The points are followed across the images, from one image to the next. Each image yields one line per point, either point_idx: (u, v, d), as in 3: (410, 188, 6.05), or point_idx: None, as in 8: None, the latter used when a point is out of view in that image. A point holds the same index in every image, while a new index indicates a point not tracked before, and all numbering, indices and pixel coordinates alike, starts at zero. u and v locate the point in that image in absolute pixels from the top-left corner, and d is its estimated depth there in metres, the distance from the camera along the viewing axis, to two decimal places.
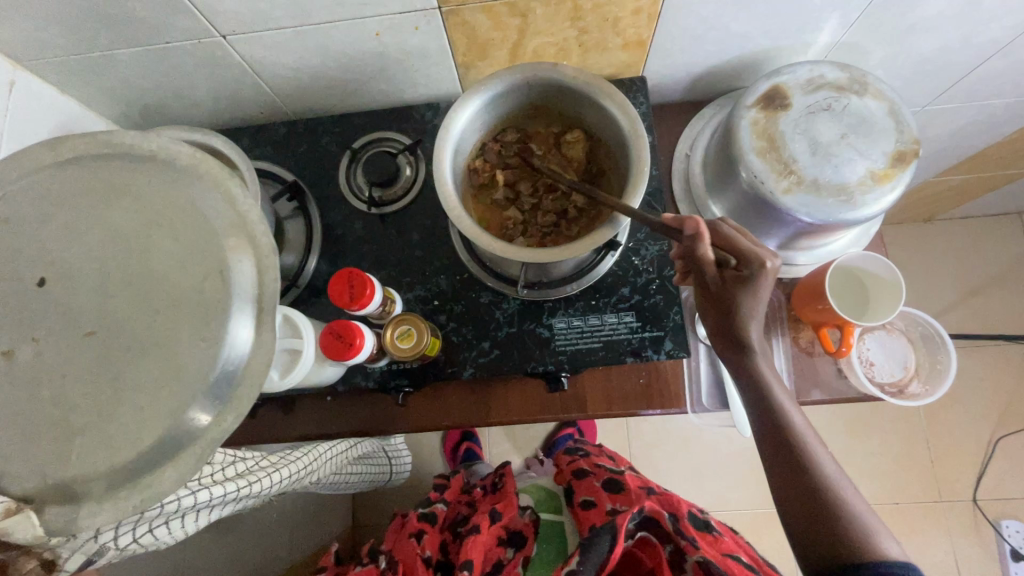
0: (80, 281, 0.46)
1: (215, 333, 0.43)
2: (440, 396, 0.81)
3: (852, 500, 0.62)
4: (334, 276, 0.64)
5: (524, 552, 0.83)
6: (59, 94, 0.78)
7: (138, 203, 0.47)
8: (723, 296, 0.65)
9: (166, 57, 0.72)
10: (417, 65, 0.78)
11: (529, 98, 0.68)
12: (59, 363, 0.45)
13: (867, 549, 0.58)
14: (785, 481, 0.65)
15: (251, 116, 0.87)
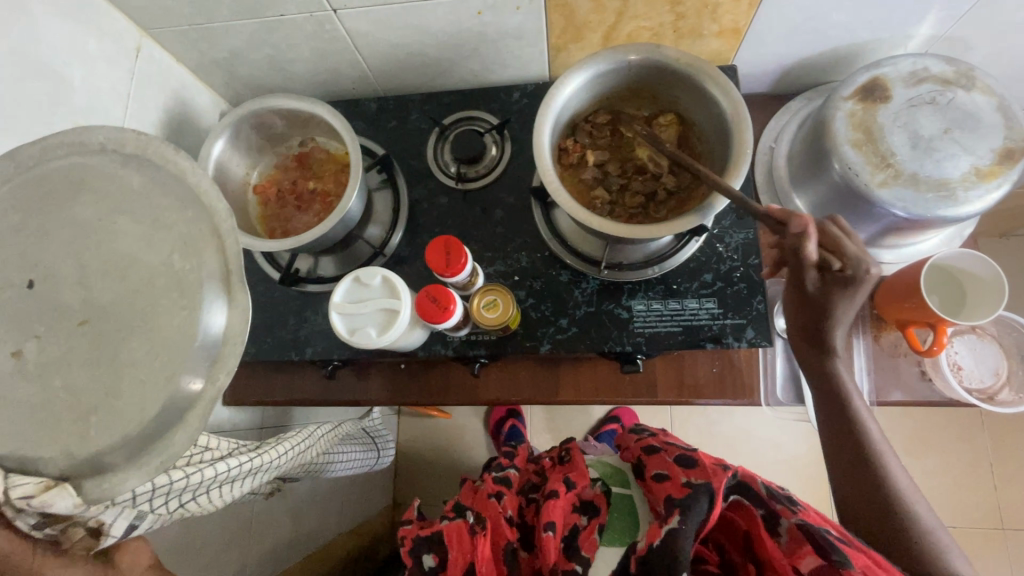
0: (132, 257, 0.47)
1: (190, 301, 0.45)
2: (513, 371, 0.84)
3: (923, 517, 0.63)
4: (431, 244, 0.66)
5: (599, 518, 0.84)
6: (175, 63, 0.82)
7: (101, 196, 0.49)
8: (819, 299, 0.64)
9: (277, 29, 0.75)
10: (511, 45, 0.80)
11: (627, 79, 0.69)
12: (63, 350, 0.47)
13: (938, 563, 0.59)
14: (851, 492, 0.67)
15: (344, 91, 0.90)
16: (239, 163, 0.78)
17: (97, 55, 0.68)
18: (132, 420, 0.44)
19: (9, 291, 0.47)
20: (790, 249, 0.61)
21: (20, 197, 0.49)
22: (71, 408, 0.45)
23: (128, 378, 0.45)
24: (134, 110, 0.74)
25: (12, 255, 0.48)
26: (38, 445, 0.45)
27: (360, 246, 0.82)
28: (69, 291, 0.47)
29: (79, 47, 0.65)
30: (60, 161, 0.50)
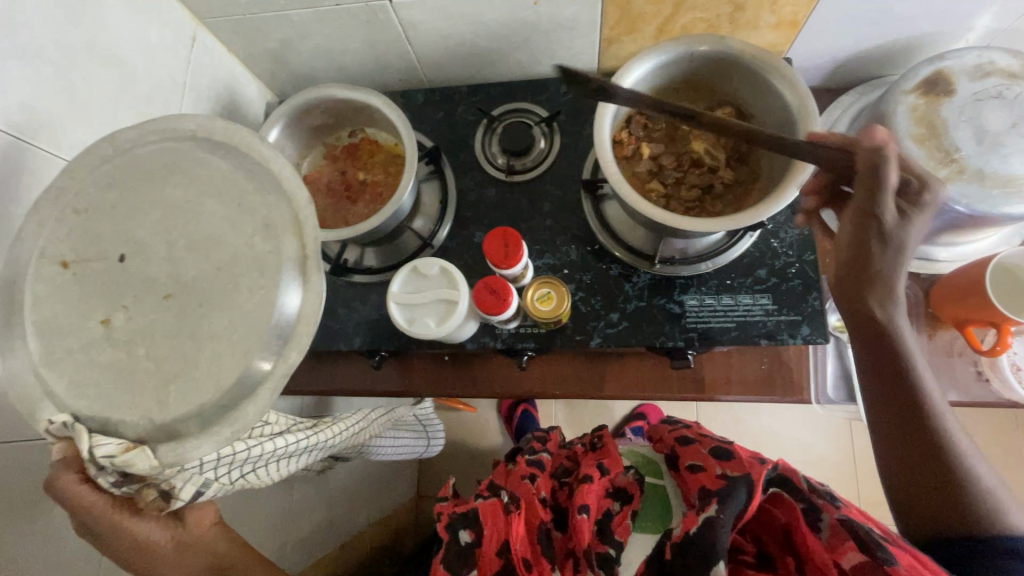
0: (209, 237, 0.48)
1: (270, 280, 0.46)
2: (558, 364, 0.83)
3: (980, 471, 0.59)
4: (489, 235, 0.65)
5: (632, 505, 0.83)
6: (226, 53, 0.82)
7: (191, 177, 0.49)
8: (894, 234, 0.56)
9: (330, 19, 0.75)
10: (564, 37, 0.79)
11: (686, 71, 0.67)
12: (147, 322, 0.47)
13: (996, 516, 0.57)
14: (915, 472, 0.60)
15: (390, 83, 0.90)
16: (290, 150, 0.79)
17: (158, 45, 0.68)
18: (209, 389, 0.45)
19: (102, 268, 0.48)
20: (870, 175, 0.55)
21: (114, 176, 0.50)
22: (154, 374, 0.46)
23: (206, 349, 0.46)
24: (190, 100, 0.75)
25: (105, 232, 0.49)
26: (123, 411, 0.46)
27: (407, 238, 0.82)
28: (157, 265, 0.48)
29: (142, 36, 0.65)
30: (136, 145, 0.51)
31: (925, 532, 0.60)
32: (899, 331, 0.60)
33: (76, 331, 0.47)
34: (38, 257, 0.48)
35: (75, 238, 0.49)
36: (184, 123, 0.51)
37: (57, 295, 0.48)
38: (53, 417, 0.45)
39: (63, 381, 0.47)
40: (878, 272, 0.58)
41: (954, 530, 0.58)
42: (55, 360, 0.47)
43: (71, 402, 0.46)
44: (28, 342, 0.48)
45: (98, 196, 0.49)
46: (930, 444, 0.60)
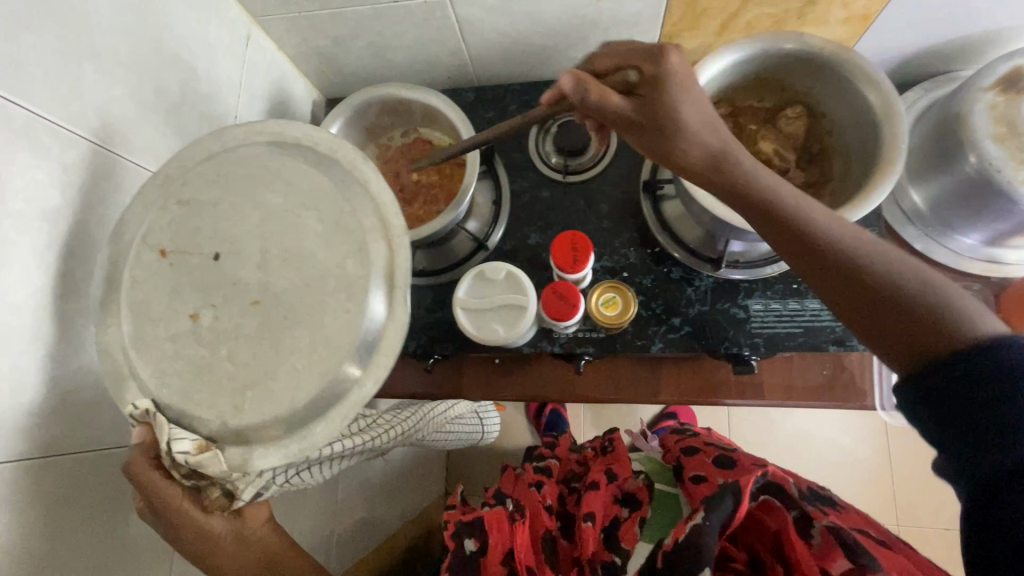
0: (288, 245, 0.47)
1: (358, 304, 0.45)
2: (613, 368, 0.82)
3: (906, 269, 0.43)
4: (556, 240, 0.64)
5: (641, 512, 0.73)
6: (276, 51, 0.80)
7: (292, 187, 0.48)
8: (653, 117, 0.50)
9: (386, 16, 0.73)
10: (623, 33, 0.77)
11: (758, 68, 0.65)
12: (233, 324, 0.46)
13: (933, 307, 0.41)
14: (903, 324, 0.42)
15: (438, 81, 0.89)
16: None
17: (215, 42, 0.66)
18: (283, 403, 0.44)
19: (197, 265, 0.47)
20: (597, 101, 0.51)
21: (218, 174, 0.49)
22: (232, 379, 0.45)
23: (285, 363, 0.45)
24: (246, 97, 0.74)
25: (206, 227, 0.48)
26: (202, 404, 0.45)
27: (460, 241, 0.80)
28: (248, 270, 0.47)
29: (202, 34, 0.64)
30: (242, 143, 0.51)
31: (908, 393, 0.42)
32: (737, 168, 0.49)
33: (166, 327, 0.47)
34: (140, 241, 0.48)
35: (177, 228, 0.48)
36: (288, 132, 0.51)
37: (151, 282, 0.47)
38: (137, 402, 0.45)
39: (148, 370, 0.46)
40: (686, 124, 0.49)
41: (946, 372, 0.39)
42: (145, 347, 0.47)
43: (154, 389, 0.46)
44: (121, 322, 0.47)
45: (202, 192, 0.49)
46: (850, 276, 0.44)
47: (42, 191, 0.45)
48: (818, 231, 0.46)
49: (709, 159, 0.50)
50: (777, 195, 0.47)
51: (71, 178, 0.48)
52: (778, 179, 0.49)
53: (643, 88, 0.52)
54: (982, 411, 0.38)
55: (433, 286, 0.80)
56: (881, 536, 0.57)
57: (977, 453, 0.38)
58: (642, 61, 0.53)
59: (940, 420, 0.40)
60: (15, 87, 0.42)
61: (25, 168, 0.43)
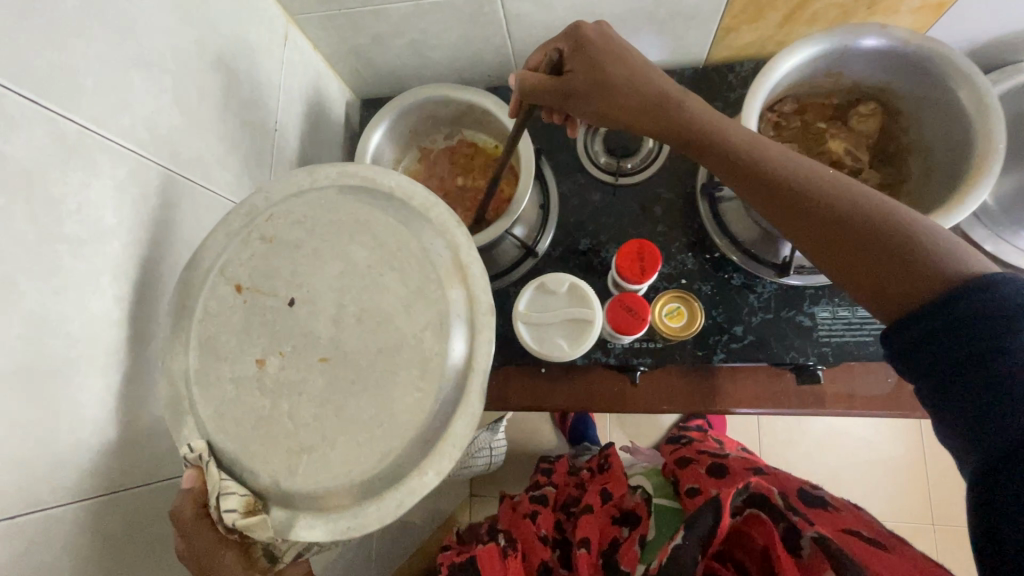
0: (358, 275, 0.45)
1: (431, 385, 0.42)
2: (664, 377, 0.77)
3: (877, 204, 0.42)
4: (622, 249, 0.63)
5: (641, 530, 0.70)
6: (312, 50, 0.76)
7: (383, 244, 0.46)
8: (591, 74, 0.52)
9: (430, 12, 0.69)
10: (679, 27, 0.72)
11: (832, 65, 0.62)
12: (299, 377, 0.44)
13: (905, 240, 0.40)
14: (877, 260, 0.40)
15: (478, 79, 0.85)
16: (389, 155, 0.75)
17: (256, 44, 0.62)
18: (340, 475, 0.42)
19: (271, 308, 0.45)
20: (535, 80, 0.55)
21: (308, 214, 0.47)
22: (290, 437, 0.43)
23: (347, 432, 0.42)
24: (285, 100, 0.70)
25: (284, 269, 0.46)
26: (259, 456, 0.43)
27: (505, 249, 0.75)
28: (323, 323, 0.45)
29: (242, 35, 0.60)
30: (335, 183, 0.48)
31: (902, 340, 0.39)
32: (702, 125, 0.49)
33: (231, 359, 0.44)
34: (218, 272, 0.46)
35: (257, 264, 0.46)
36: (382, 178, 0.48)
37: (223, 316, 0.45)
38: (192, 444, 0.42)
39: (209, 408, 0.44)
40: (622, 89, 0.52)
41: (936, 315, 0.37)
42: (207, 380, 0.44)
43: (210, 430, 0.43)
44: (187, 349, 0.45)
45: (287, 231, 0.47)
46: (831, 223, 0.43)
47: (97, 212, 0.42)
48: (792, 182, 0.45)
49: (648, 107, 0.51)
50: (753, 149, 0.47)
51: (125, 195, 0.45)
52: (745, 135, 0.48)
53: (573, 64, 0.54)
54: (978, 372, 0.36)
55: None
56: (874, 537, 0.53)
57: (981, 422, 0.35)
58: (571, 46, 0.54)
59: (935, 374, 0.38)
60: (69, 101, 0.39)
61: (80, 191, 0.41)
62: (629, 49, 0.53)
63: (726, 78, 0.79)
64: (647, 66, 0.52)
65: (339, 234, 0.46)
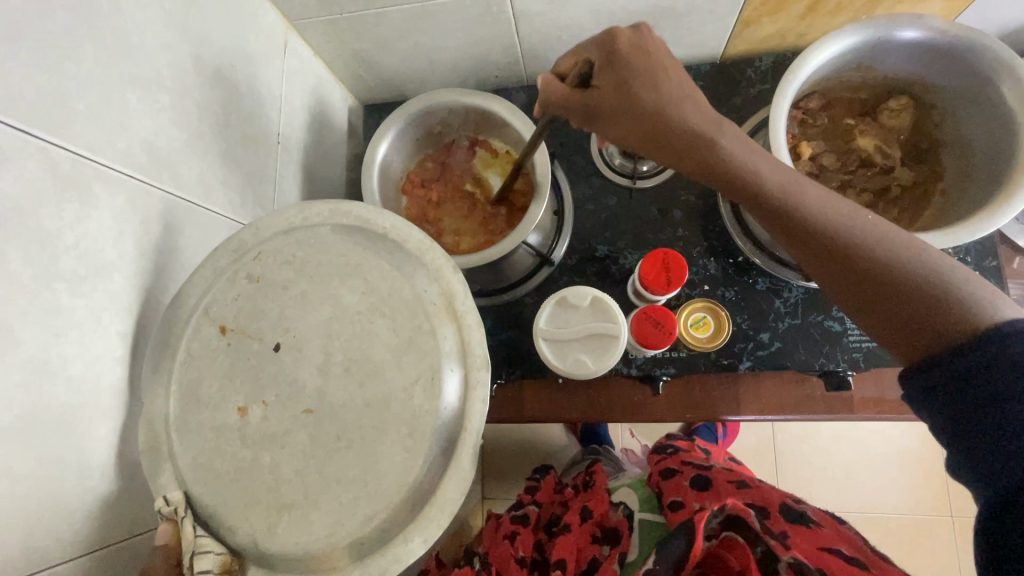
0: (345, 321, 0.43)
1: (418, 446, 0.40)
2: (684, 383, 0.69)
3: (895, 244, 0.40)
4: (648, 257, 0.64)
5: (621, 548, 0.64)
6: (313, 56, 0.73)
7: (373, 288, 0.43)
8: (618, 99, 0.45)
9: (436, 14, 0.66)
10: (697, 22, 0.69)
11: (863, 58, 0.59)
12: (280, 430, 0.41)
13: (922, 284, 0.39)
14: (895, 305, 0.39)
15: (485, 81, 0.81)
16: (397, 164, 0.73)
17: (255, 53, 0.59)
18: (318, 538, 0.40)
19: (255, 352, 0.43)
20: (563, 96, 0.48)
21: (297, 254, 0.45)
22: (271, 493, 0.40)
23: (330, 492, 0.40)
24: (286, 113, 0.67)
25: (271, 311, 0.44)
26: (235, 513, 0.41)
27: (519, 258, 0.71)
28: (307, 371, 0.42)
29: (240, 46, 0.57)
30: (326, 221, 0.46)
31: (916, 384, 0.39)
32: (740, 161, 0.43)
33: (207, 412, 0.42)
34: (200, 313, 0.44)
35: (242, 306, 0.44)
36: (375, 217, 0.46)
37: (204, 360, 0.43)
38: (167, 497, 0.41)
39: (187, 456, 0.42)
40: (657, 122, 0.44)
41: (959, 365, 0.36)
42: (187, 429, 0.42)
43: (186, 480, 0.41)
44: (169, 395, 0.43)
45: (274, 270, 0.44)
46: (863, 271, 0.40)
47: (97, 247, 0.40)
48: (827, 226, 0.42)
49: (676, 140, 0.44)
50: (791, 186, 0.43)
51: (125, 227, 0.42)
52: (781, 170, 0.44)
53: (603, 79, 0.46)
54: (993, 409, 0.35)
55: (488, 308, 0.74)
56: (855, 556, 0.49)
57: (989, 462, 0.35)
58: (602, 55, 0.46)
59: (944, 415, 0.37)
60: (58, 127, 0.36)
61: (76, 223, 0.38)
62: (666, 61, 0.45)
63: (744, 74, 0.76)
64: (687, 84, 0.45)
65: (330, 274, 0.44)
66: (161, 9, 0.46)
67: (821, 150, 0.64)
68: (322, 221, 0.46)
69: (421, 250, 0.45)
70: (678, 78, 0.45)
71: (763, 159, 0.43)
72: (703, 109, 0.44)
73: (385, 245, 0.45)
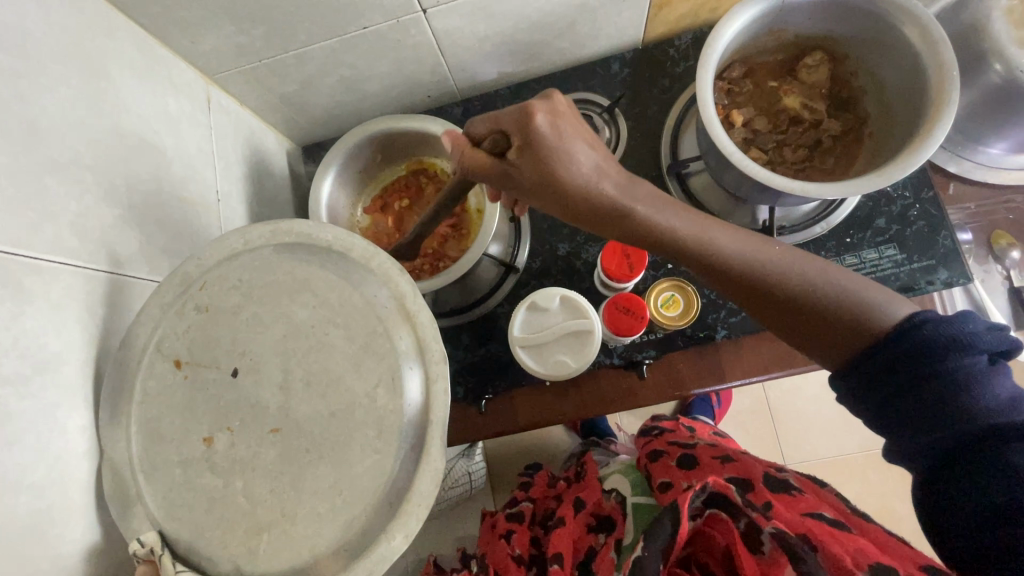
0: (298, 343, 0.42)
1: (389, 444, 0.40)
2: (672, 366, 0.70)
3: (794, 268, 0.45)
4: (608, 249, 0.67)
5: (616, 535, 0.62)
6: (240, 108, 0.71)
7: (324, 300, 0.43)
8: (542, 172, 0.46)
9: (357, 44, 0.65)
10: (612, 14, 0.70)
11: (772, 23, 0.61)
12: (250, 454, 0.41)
13: (827, 301, 0.44)
14: (812, 322, 0.44)
15: (418, 104, 0.81)
16: (343, 201, 0.72)
17: (178, 114, 0.58)
18: (302, 552, 0.39)
19: (213, 381, 0.42)
20: (482, 168, 0.49)
21: (243, 278, 0.44)
22: (247, 515, 0.40)
23: (306, 506, 0.40)
24: (221, 169, 0.65)
25: (224, 338, 0.43)
26: (215, 541, 0.39)
27: (484, 269, 0.72)
28: (270, 391, 0.42)
29: (159, 110, 0.55)
30: (269, 242, 0.45)
31: (850, 378, 0.44)
32: (653, 224, 0.46)
33: (177, 446, 0.41)
34: (153, 349, 0.42)
35: (193, 338, 0.43)
36: (319, 233, 0.45)
37: (165, 397, 0.42)
38: (141, 539, 0.39)
39: (157, 497, 0.40)
40: (578, 194, 0.46)
41: (887, 358, 0.42)
42: (154, 470, 0.41)
43: (160, 519, 0.40)
44: (129, 437, 0.41)
45: (224, 297, 0.43)
46: (783, 299, 0.44)
47: (39, 337, 0.38)
48: (741, 265, 0.46)
49: (595, 210, 0.47)
50: (702, 238, 0.46)
51: (68, 308, 0.41)
52: (691, 218, 0.47)
53: (521, 156, 0.46)
54: (922, 388, 0.40)
55: (459, 326, 0.74)
56: (838, 518, 0.50)
57: (934, 425, 0.41)
58: (516, 128, 0.46)
59: (887, 395, 0.42)
60: None
61: (10, 316, 0.36)
62: (580, 142, 0.46)
63: (667, 54, 0.78)
64: (598, 159, 0.47)
65: (280, 294, 0.43)
66: (67, 85, 0.44)
67: (754, 114, 0.66)
68: (266, 244, 0.45)
69: (366, 257, 0.44)
70: (590, 147, 0.47)
71: (670, 214, 0.47)
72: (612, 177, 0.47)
73: (329, 256, 0.44)
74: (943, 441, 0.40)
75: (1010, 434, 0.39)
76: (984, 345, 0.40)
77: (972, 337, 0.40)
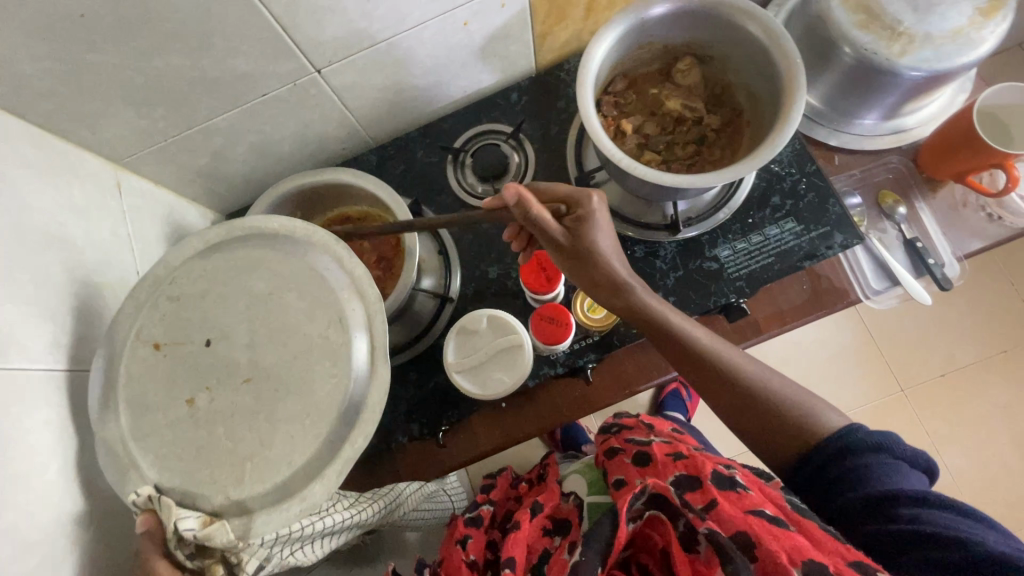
0: (258, 309, 0.48)
1: (343, 368, 0.45)
2: (614, 364, 0.73)
3: (752, 374, 0.58)
4: (527, 265, 0.71)
5: (571, 536, 0.62)
6: (155, 187, 0.72)
7: (276, 273, 0.48)
8: (577, 244, 0.60)
9: (262, 110, 0.68)
10: (500, 48, 0.75)
11: (639, 37, 0.67)
12: (228, 405, 0.45)
13: (776, 402, 0.56)
14: (765, 419, 0.55)
15: (334, 155, 0.84)
16: None
17: (85, 203, 0.59)
18: (282, 469, 0.43)
19: (188, 351, 0.47)
20: (530, 222, 0.59)
21: (205, 267, 0.49)
22: (231, 454, 0.44)
23: (283, 434, 0.44)
24: (140, 250, 0.66)
25: (195, 317, 0.48)
26: (204, 481, 0.43)
27: (422, 303, 0.73)
28: (239, 350, 0.46)
29: (65, 203, 0.56)
30: (224, 237, 0.50)
31: (795, 463, 0.54)
32: (644, 305, 0.61)
33: (163, 412, 0.45)
34: (133, 336, 0.47)
35: (168, 322, 0.48)
36: (267, 222, 0.51)
37: (141, 379, 0.46)
38: (139, 490, 0.43)
39: (150, 458, 0.44)
40: (601, 264, 0.60)
41: (819, 452, 0.52)
42: (143, 437, 0.45)
43: (154, 476, 0.44)
44: (118, 416, 0.46)
45: (189, 284, 0.49)
46: (743, 395, 0.57)
47: None
48: (712, 356, 0.59)
49: (608, 280, 0.61)
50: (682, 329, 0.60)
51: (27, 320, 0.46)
52: (677, 315, 0.62)
53: (570, 225, 0.60)
54: (834, 467, 0.51)
55: (407, 363, 0.74)
56: (780, 516, 0.51)
57: (838, 490, 0.51)
58: (579, 201, 0.60)
59: (813, 475, 0.53)
60: None
61: None
62: (610, 227, 0.61)
63: (560, 78, 0.83)
64: (617, 247, 0.61)
65: (239, 271, 0.49)
66: None
67: (642, 121, 0.71)
68: (220, 239, 0.51)
69: (307, 233, 0.50)
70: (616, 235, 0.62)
71: (661, 305, 0.61)
72: (622, 266, 0.61)
73: (276, 239, 0.50)
74: (844, 505, 0.50)
75: (900, 504, 0.46)
76: (898, 449, 0.50)
77: (886, 442, 0.50)
